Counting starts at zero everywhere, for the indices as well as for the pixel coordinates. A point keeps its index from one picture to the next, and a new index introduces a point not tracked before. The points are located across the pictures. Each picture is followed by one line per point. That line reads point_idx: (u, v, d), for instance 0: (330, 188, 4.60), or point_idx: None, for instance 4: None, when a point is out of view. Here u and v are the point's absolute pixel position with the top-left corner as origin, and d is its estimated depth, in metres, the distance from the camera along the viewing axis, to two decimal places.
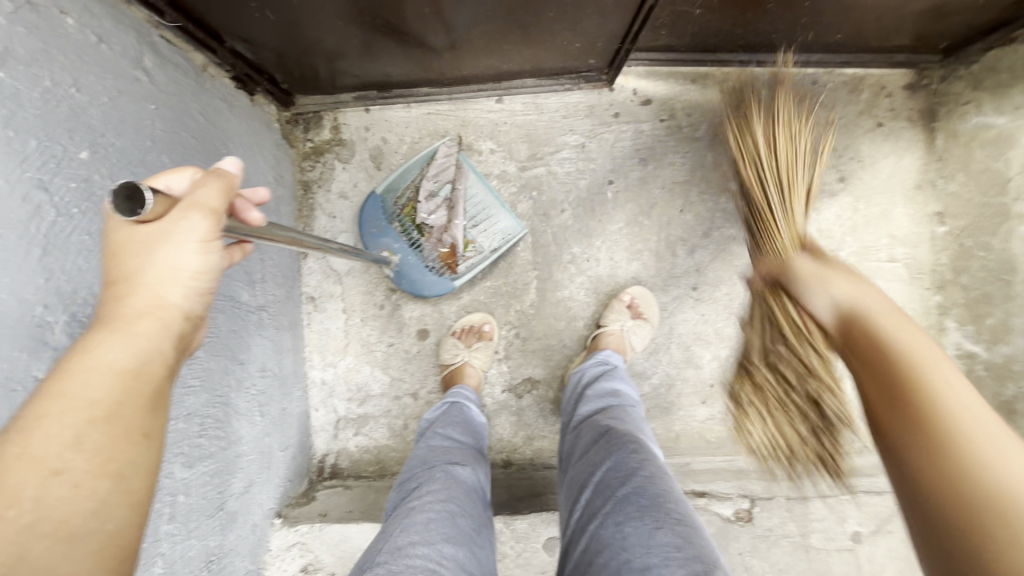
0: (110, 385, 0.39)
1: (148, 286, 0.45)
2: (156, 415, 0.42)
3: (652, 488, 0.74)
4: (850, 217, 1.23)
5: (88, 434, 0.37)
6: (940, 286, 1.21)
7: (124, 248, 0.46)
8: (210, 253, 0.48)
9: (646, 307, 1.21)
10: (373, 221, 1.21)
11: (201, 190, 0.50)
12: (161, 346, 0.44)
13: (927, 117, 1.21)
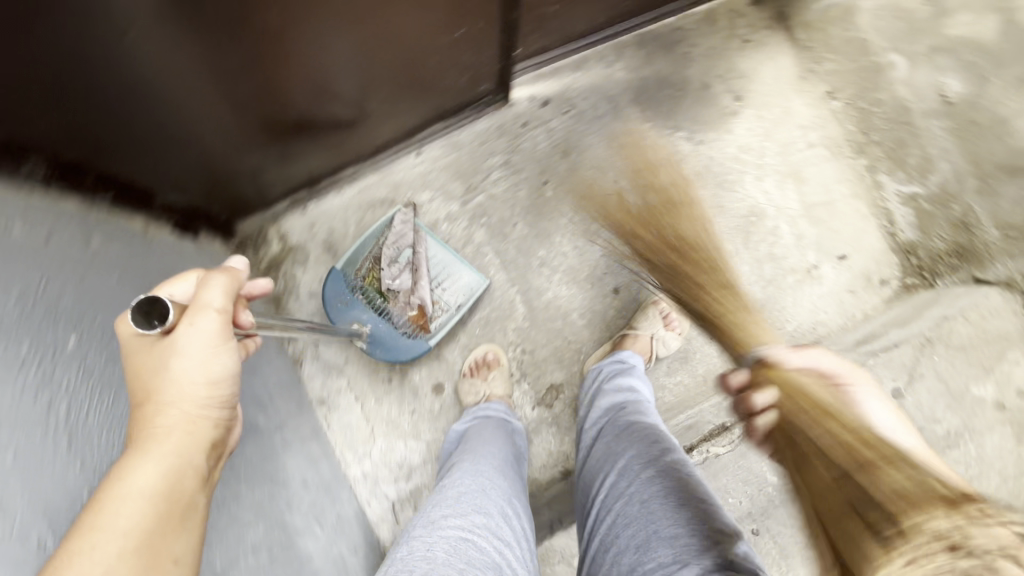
0: (143, 511, 0.50)
1: (173, 404, 0.57)
2: (179, 534, 0.51)
3: (675, 471, 0.82)
4: (759, 126, 1.34)
5: (118, 568, 0.46)
6: (860, 150, 1.30)
7: (145, 366, 0.58)
8: (216, 361, 0.60)
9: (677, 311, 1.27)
10: (333, 296, 1.23)
11: (205, 292, 0.61)
12: (186, 462, 0.55)
13: (780, 20, 1.36)
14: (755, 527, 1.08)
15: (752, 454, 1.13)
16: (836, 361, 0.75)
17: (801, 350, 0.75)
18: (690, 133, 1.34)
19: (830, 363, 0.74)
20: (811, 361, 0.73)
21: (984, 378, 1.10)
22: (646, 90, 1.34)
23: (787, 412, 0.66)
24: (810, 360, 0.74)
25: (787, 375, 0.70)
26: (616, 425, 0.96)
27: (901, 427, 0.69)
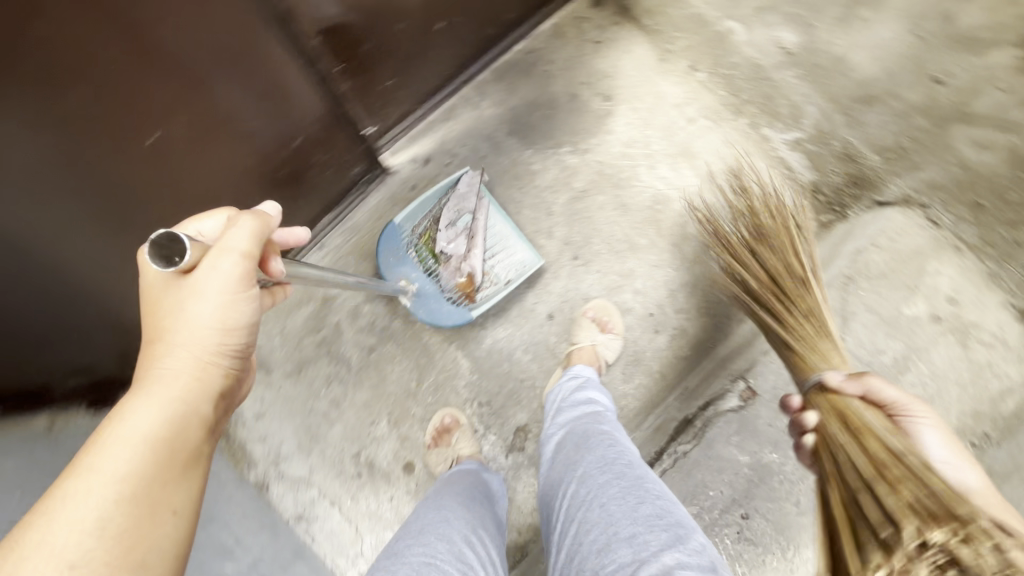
0: (140, 459, 0.55)
1: (181, 345, 0.63)
2: (183, 478, 0.58)
3: (631, 473, 0.83)
4: (636, 118, 1.36)
5: (113, 518, 0.51)
6: (737, 111, 1.30)
7: (158, 311, 0.64)
8: (232, 309, 0.65)
9: (611, 319, 1.29)
10: (388, 253, 1.28)
11: (229, 234, 0.64)
12: (190, 410, 0.61)
13: (625, 13, 1.38)
14: (744, 511, 1.08)
15: (719, 442, 1.13)
16: (898, 391, 0.77)
17: (861, 377, 0.79)
18: (573, 146, 1.36)
19: (889, 395, 0.77)
20: (877, 389, 0.78)
21: (913, 297, 1.12)
22: (520, 118, 1.36)
23: (829, 430, 0.74)
24: (867, 388, 0.78)
25: (843, 399, 0.78)
26: (572, 436, 0.97)
27: (961, 463, 0.70)
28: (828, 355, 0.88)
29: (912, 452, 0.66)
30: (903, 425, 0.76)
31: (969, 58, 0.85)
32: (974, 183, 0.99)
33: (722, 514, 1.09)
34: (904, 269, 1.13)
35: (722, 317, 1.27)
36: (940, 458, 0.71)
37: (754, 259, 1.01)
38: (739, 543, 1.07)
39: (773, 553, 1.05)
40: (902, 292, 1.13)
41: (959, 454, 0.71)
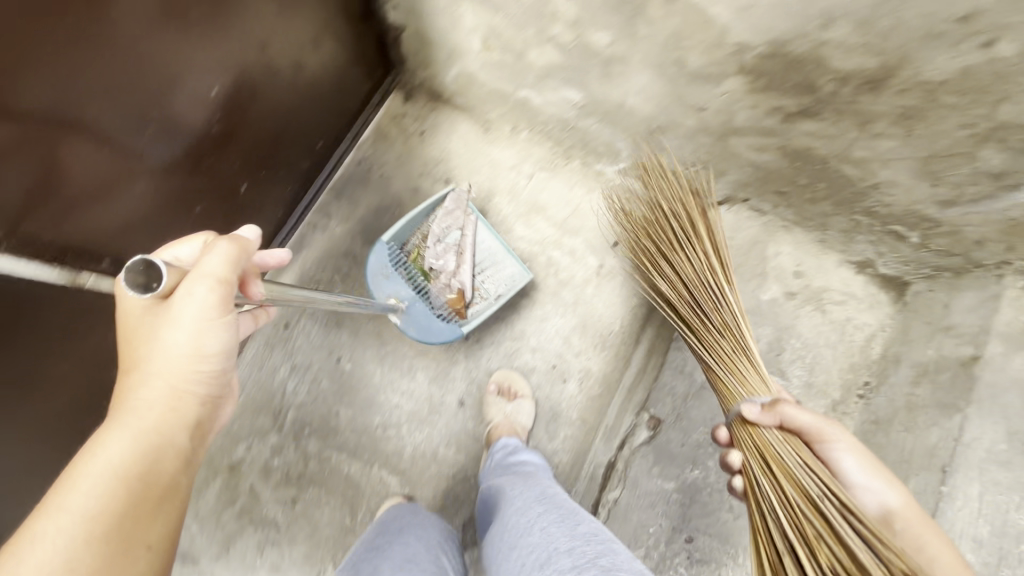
0: (111, 486, 0.55)
1: (155, 373, 0.63)
2: (159, 513, 0.58)
3: (567, 505, 0.86)
4: (480, 190, 1.41)
5: (74, 564, 0.51)
6: (566, 157, 1.37)
7: (136, 336, 0.64)
8: (205, 338, 0.64)
9: (516, 385, 1.31)
10: (380, 267, 1.29)
11: (204, 259, 0.64)
12: (165, 442, 0.61)
13: (435, 96, 1.40)
14: (686, 535, 1.08)
15: (642, 477, 1.15)
16: (813, 417, 0.78)
17: (774, 409, 0.81)
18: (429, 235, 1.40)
19: (801, 421, 0.79)
20: (790, 418, 0.79)
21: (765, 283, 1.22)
22: (372, 225, 1.39)
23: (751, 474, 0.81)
24: (780, 418, 0.80)
25: (759, 434, 0.82)
26: (507, 487, 0.98)
27: (880, 485, 0.73)
28: (743, 376, 0.88)
29: (824, 500, 0.73)
30: (824, 451, 0.78)
31: (709, 89, 0.92)
32: (769, 179, 1.09)
33: (666, 545, 1.09)
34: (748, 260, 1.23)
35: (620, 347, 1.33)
36: (859, 486, 0.74)
37: (668, 263, 1.01)
38: (693, 568, 1.06)
39: (727, 565, 1.04)
40: (755, 281, 1.22)
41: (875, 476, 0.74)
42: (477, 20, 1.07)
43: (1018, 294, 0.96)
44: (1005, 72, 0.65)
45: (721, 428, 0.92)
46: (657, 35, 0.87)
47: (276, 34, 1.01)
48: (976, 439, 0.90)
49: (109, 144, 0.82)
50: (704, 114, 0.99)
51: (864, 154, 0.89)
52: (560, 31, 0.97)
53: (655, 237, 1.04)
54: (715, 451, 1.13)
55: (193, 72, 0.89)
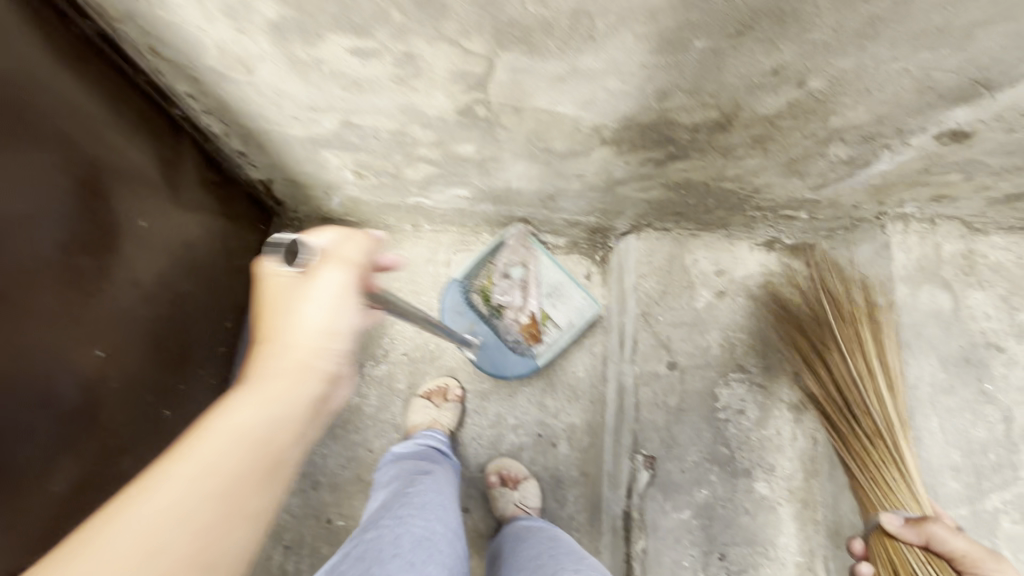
0: (231, 451, 0.45)
1: (283, 350, 0.53)
2: (260, 501, 0.46)
3: (572, 545, 0.98)
4: (405, 295, 1.40)
5: (181, 526, 0.41)
6: (475, 231, 1.39)
7: (274, 295, 0.55)
8: (340, 317, 0.55)
9: (510, 467, 1.30)
10: (454, 306, 1.36)
11: (342, 244, 0.58)
12: (292, 414, 0.50)
13: (326, 222, 1.37)
14: (718, 554, 1.13)
15: (658, 517, 1.16)
16: (968, 544, 0.80)
17: (922, 527, 0.83)
18: (374, 358, 1.37)
19: (949, 546, 0.80)
20: (941, 541, 0.81)
21: (697, 290, 1.27)
22: None
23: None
24: (927, 537, 0.82)
25: (898, 544, 0.87)
26: (517, 528, 1.09)
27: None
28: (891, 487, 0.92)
29: None
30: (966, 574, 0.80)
31: (585, 161, 0.95)
32: (664, 207, 1.15)
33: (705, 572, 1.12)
34: (675, 274, 1.28)
35: (594, 393, 1.37)
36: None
37: (823, 366, 1.05)
38: None
39: (759, 563, 1.13)
40: (689, 293, 1.27)
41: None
42: (342, 159, 1.04)
43: (900, 236, 1.08)
44: (825, 97, 0.72)
45: (857, 540, 0.95)
46: (518, 136, 0.89)
47: (164, 244, 0.94)
48: (918, 377, 1.01)
49: (39, 219, 0.72)
50: (586, 177, 1.03)
51: (737, 172, 0.96)
52: (427, 151, 0.97)
53: (811, 341, 1.08)
54: (713, 464, 1.17)
55: (82, 291, 0.79)
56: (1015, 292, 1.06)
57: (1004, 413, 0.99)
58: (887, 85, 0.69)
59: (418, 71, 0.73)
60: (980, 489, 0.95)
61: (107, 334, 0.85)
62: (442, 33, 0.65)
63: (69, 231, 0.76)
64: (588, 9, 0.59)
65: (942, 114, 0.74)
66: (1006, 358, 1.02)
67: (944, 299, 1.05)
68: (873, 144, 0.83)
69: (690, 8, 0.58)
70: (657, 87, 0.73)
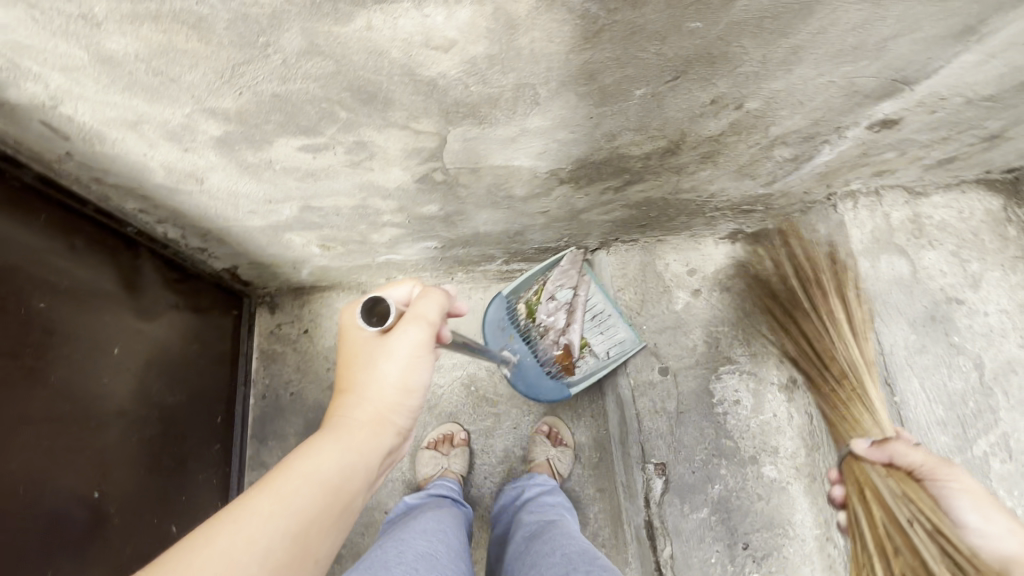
0: (315, 489, 0.51)
1: (366, 399, 0.61)
2: (331, 535, 0.51)
3: (583, 545, 0.96)
4: None
5: (271, 547, 0.46)
6: (449, 273, 1.41)
7: (358, 349, 0.64)
8: (413, 373, 0.63)
9: (563, 432, 1.36)
10: (495, 321, 1.32)
11: (420, 305, 0.66)
12: (366, 460, 0.57)
13: (299, 293, 1.36)
14: (742, 544, 1.14)
15: (678, 521, 1.18)
16: (925, 454, 0.71)
17: (885, 444, 0.74)
18: None
19: (911, 458, 0.71)
20: (901, 455, 0.72)
21: (674, 293, 1.30)
22: None
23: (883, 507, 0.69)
24: (891, 451, 0.73)
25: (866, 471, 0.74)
26: (529, 523, 1.09)
27: (1000, 528, 0.61)
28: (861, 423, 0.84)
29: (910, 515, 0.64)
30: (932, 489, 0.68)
31: (547, 200, 0.98)
32: (628, 223, 1.18)
33: (732, 564, 1.14)
34: (651, 283, 1.31)
35: (595, 408, 1.41)
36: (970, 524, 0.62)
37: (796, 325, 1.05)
38: (763, 566, 1.13)
39: (785, 546, 1.14)
40: (667, 299, 1.30)
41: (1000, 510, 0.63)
42: (306, 238, 1.03)
43: (852, 212, 1.13)
44: (764, 114, 0.76)
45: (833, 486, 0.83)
46: (480, 190, 0.90)
47: (145, 354, 0.93)
48: (892, 344, 1.06)
49: (30, 347, 0.72)
50: (551, 212, 1.05)
51: (692, 184, 0.99)
52: (391, 217, 0.97)
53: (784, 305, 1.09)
54: (721, 459, 1.20)
55: (70, 423, 0.77)
56: (963, 246, 1.13)
57: (975, 360, 1.05)
58: (817, 96, 0.73)
59: (373, 154, 0.73)
60: (970, 439, 1.01)
61: (102, 459, 0.82)
62: (390, 120, 0.66)
63: (53, 359, 0.75)
64: (530, 81, 0.60)
65: (871, 109, 0.79)
66: (967, 309, 1.08)
67: (903, 266, 1.11)
68: (813, 142, 0.88)
69: (626, 66, 0.60)
70: (606, 131, 0.75)
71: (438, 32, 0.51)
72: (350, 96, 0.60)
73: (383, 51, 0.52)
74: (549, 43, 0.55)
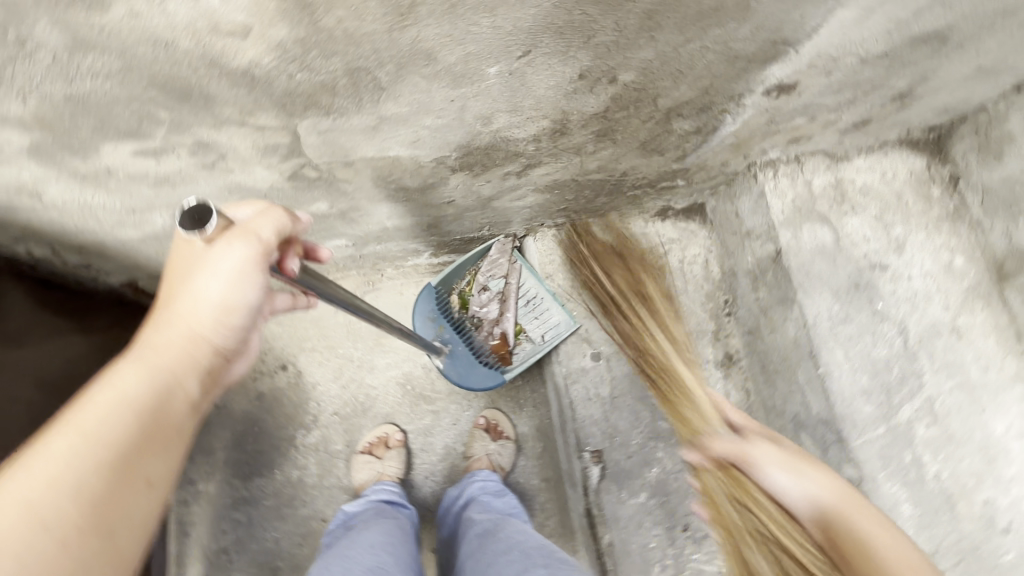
0: (122, 417, 0.47)
1: (180, 319, 0.56)
2: (161, 459, 0.49)
3: (537, 537, 0.90)
4: (321, 354, 1.34)
5: (80, 482, 0.43)
6: (376, 269, 1.35)
7: (173, 273, 0.58)
8: (238, 290, 0.57)
9: (501, 423, 1.32)
10: (424, 314, 1.28)
11: (257, 220, 0.58)
12: (181, 383, 0.53)
13: None
14: (682, 526, 1.12)
15: (616, 508, 1.15)
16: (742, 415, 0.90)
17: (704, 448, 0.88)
18: (305, 426, 1.31)
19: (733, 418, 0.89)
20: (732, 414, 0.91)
21: None
22: (244, 457, 1.29)
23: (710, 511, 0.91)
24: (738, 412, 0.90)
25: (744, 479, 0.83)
26: (476, 517, 1.03)
27: (811, 483, 0.73)
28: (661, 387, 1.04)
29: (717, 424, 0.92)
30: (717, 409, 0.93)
31: (444, 189, 0.92)
32: (547, 206, 1.13)
33: (672, 546, 1.12)
34: (581, 267, 1.27)
35: (536, 398, 1.37)
36: (792, 491, 0.74)
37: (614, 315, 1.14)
38: (703, 547, 1.11)
39: None
40: None
41: (858, 512, 0.68)
42: None
43: (773, 181, 1.10)
44: (645, 85, 0.71)
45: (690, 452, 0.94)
46: (366, 184, 0.84)
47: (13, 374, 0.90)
48: (815, 315, 1.03)
49: None
50: (457, 202, 1.00)
51: (599, 164, 0.95)
52: None
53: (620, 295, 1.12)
54: (658, 441, 1.17)
55: None
56: (886, 209, 1.09)
57: (899, 326, 1.01)
58: (696, 62, 0.69)
59: (223, 155, 0.68)
60: (898, 405, 0.98)
61: None
62: (222, 118, 0.60)
63: None
64: (361, 65, 0.55)
65: (760, 74, 0.75)
66: (891, 274, 1.04)
67: (826, 234, 1.07)
68: (711, 112, 0.83)
69: (463, 42, 0.55)
70: (476, 114, 0.70)
71: (223, 15, 0.46)
72: (160, 94, 0.54)
73: (167, 41, 0.48)
74: (361, 22, 0.50)
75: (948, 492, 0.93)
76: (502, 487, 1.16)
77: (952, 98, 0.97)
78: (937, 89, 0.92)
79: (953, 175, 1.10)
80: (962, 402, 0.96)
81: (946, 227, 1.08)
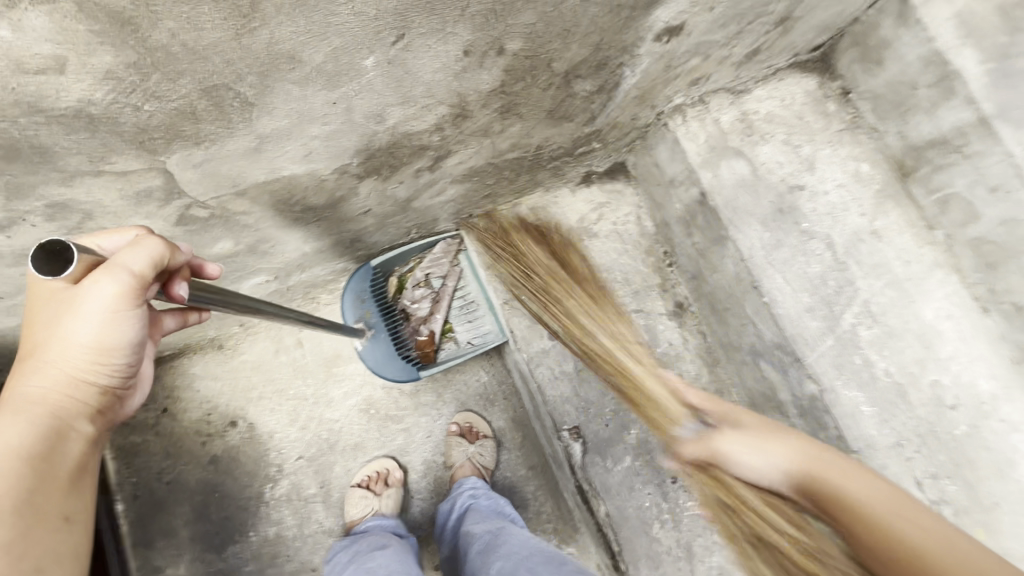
0: (14, 469, 0.49)
1: (48, 368, 0.53)
2: (74, 496, 0.53)
3: (548, 547, 0.88)
4: (271, 399, 1.26)
5: (0, 527, 0.46)
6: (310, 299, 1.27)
7: (34, 307, 0.53)
8: (114, 329, 0.53)
9: (477, 424, 1.28)
10: (358, 292, 1.23)
11: (124, 252, 0.50)
12: (66, 425, 0.54)
13: None
14: (670, 479, 1.14)
15: (605, 479, 1.14)
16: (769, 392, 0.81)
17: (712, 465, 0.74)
18: (272, 478, 1.23)
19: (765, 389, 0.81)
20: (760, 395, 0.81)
21: None
22: (212, 527, 1.20)
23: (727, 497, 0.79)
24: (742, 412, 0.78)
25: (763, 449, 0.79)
26: (478, 527, 1.00)
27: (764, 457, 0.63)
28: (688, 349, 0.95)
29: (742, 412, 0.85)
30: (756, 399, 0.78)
31: (357, 199, 0.86)
32: (470, 196, 1.09)
33: (666, 501, 1.13)
34: None
35: (505, 391, 1.35)
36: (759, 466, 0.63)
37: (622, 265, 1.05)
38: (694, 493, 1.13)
39: None
40: None
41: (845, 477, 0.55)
42: None
43: (683, 127, 1.11)
44: (535, 52, 0.69)
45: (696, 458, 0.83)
46: (268, 211, 0.78)
47: None
48: (750, 247, 1.05)
49: None
50: (374, 210, 0.94)
51: (510, 142, 0.92)
52: None
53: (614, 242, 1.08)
54: None
55: None
56: (793, 132, 1.12)
57: (826, 241, 1.05)
58: (580, 18, 0.67)
59: (89, 213, 0.59)
60: (840, 314, 1.02)
61: None
62: (71, 170, 0.52)
63: None
64: (218, 82, 0.49)
65: (646, 20, 0.74)
66: (808, 193, 1.08)
67: (743, 167, 1.09)
68: (608, 68, 0.82)
69: (326, 36, 0.50)
70: (366, 114, 0.65)
71: (23, 50, 0.39)
72: None
73: None
74: (201, 32, 0.44)
75: (900, 384, 0.98)
76: (496, 494, 1.13)
77: (829, 15, 1.01)
78: (813, 9, 0.96)
79: (844, 89, 1.15)
80: (894, 296, 1.02)
81: (848, 138, 1.12)
